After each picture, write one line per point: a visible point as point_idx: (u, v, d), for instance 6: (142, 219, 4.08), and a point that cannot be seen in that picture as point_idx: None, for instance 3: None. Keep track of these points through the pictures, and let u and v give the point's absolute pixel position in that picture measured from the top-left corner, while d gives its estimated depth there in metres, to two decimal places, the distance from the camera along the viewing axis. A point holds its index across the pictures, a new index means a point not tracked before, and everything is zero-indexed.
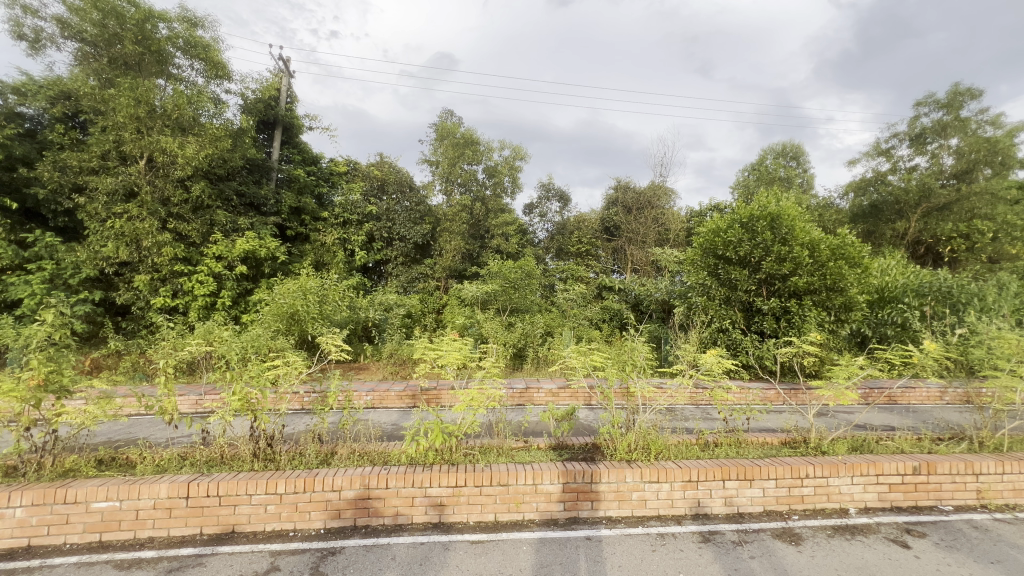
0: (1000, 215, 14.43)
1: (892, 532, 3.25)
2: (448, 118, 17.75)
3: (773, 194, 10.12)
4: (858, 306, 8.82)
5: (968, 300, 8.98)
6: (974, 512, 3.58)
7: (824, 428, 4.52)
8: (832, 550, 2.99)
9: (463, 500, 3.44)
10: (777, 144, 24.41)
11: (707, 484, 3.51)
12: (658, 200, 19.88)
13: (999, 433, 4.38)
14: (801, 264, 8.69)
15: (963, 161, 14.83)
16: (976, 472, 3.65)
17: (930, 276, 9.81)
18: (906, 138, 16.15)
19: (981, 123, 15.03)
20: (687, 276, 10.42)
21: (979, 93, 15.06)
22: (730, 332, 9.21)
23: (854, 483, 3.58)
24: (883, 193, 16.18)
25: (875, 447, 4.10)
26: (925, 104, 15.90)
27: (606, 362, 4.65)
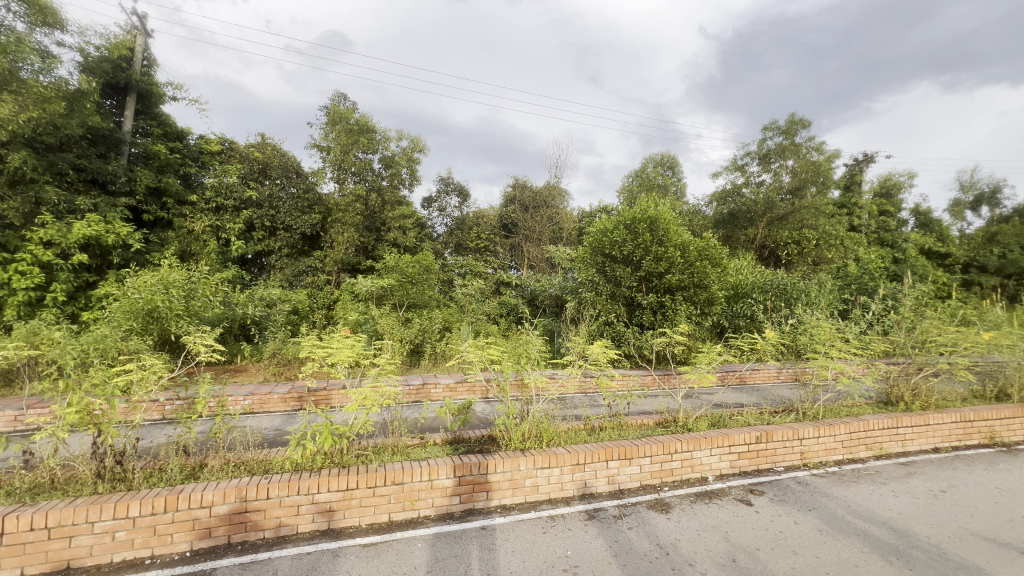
0: (822, 225, 17.51)
1: (740, 493, 3.81)
2: (341, 101, 16.71)
3: (653, 199, 11.14)
4: (718, 301, 10.10)
5: (797, 296, 10.81)
6: (798, 470, 4.34)
7: (690, 408, 5.13)
8: (694, 514, 3.41)
9: (354, 503, 3.30)
10: (657, 154, 26.97)
11: (592, 465, 3.79)
12: (553, 200, 20.76)
13: (817, 404, 5.35)
14: (674, 263, 9.73)
15: (797, 179, 17.69)
16: (801, 438, 4.43)
17: (771, 275, 11.60)
18: (756, 157, 18.83)
19: (810, 149, 18.05)
20: (578, 273, 11.08)
21: (809, 124, 18.04)
22: (615, 324, 9.99)
23: (712, 455, 4.12)
24: (738, 202, 18.72)
25: (730, 422, 4.75)
26: (770, 129, 18.67)
27: (502, 355, 4.77)
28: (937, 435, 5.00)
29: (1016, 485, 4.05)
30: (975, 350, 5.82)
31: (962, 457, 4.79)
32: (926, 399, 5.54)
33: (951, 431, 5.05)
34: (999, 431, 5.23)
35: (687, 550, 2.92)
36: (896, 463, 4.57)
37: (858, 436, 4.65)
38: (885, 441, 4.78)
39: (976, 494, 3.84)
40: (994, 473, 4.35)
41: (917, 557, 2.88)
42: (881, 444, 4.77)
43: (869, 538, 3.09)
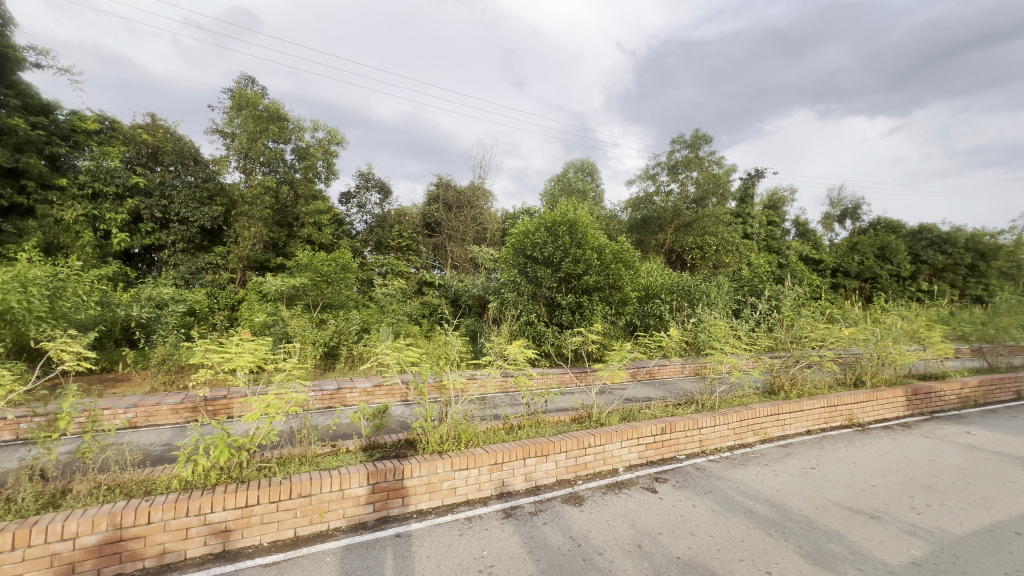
0: (720, 233, 19.28)
1: (646, 482, 4.06)
2: (248, 85, 15.41)
3: (572, 203, 11.55)
4: (631, 301, 10.73)
5: (699, 296, 11.79)
6: (697, 457, 4.72)
7: (603, 403, 5.38)
8: (604, 505, 3.58)
9: (254, 521, 3.05)
10: (577, 159, 28.08)
11: (510, 464, 3.83)
12: (477, 201, 20.76)
13: (714, 395, 5.87)
14: (592, 265, 10.17)
15: (700, 189, 19.30)
16: (700, 427, 4.83)
17: (677, 278, 12.54)
18: (666, 167, 20.26)
19: (711, 162, 19.77)
20: (501, 273, 11.16)
21: (711, 139, 19.76)
22: (535, 324, 10.21)
23: (622, 447, 4.35)
24: (650, 209, 20.03)
25: (639, 415, 5.06)
26: (678, 143, 20.19)
27: (420, 357, 4.67)
28: (810, 419, 5.71)
29: (868, 459, 4.73)
30: (839, 344, 6.72)
31: (829, 437, 5.51)
32: (801, 387, 6.31)
33: (821, 415, 5.79)
34: (856, 413, 6.09)
35: (597, 540, 3.05)
36: (777, 446, 5.14)
37: (747, 423, 5.17)
38: (769, 426, 5.36)
39: (837, 469, 4.44)
40: (852, 449, 5.05)
41: (791, 528, 3.25)
42: (766, 429, 5.34)
43: (754, 515, 3.44)
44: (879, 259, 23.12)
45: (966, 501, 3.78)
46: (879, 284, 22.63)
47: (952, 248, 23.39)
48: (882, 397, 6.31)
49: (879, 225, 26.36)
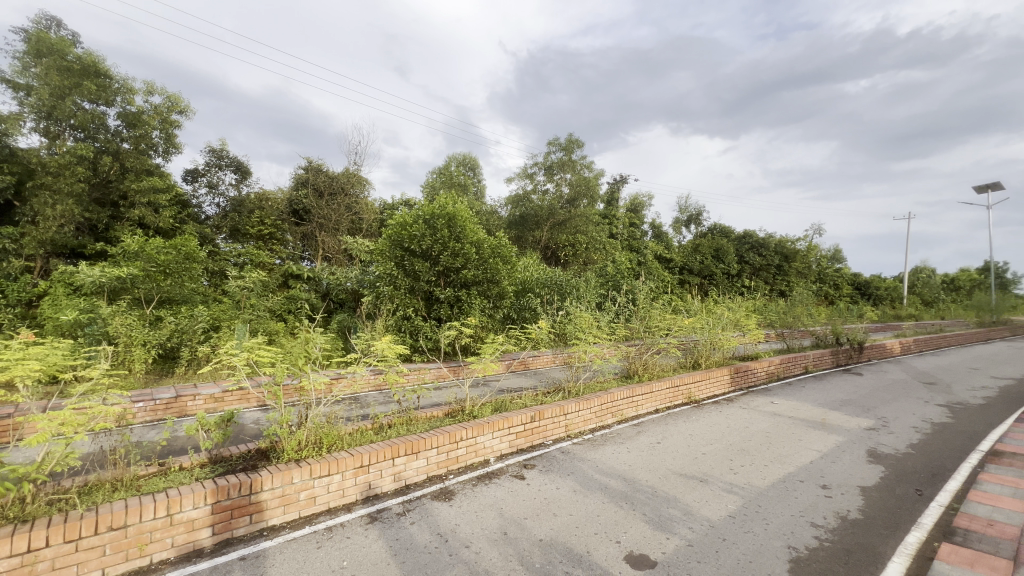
0: (590, 232, 20.84)
1: (516, 470, 4.20)
2: (51, 27, 12.42)
3: (452, 195, 11.49)
4: (508, 295, 11.05)
5: (570, 290, 12.63)
6: (563, 441, 5.02)
7: (476, 396, 5.42)
8: (473, 497, 3.61)
9: (41, 568, 2.43)
10: (459, 153, 28.14)
11: (378, 465, 3.65)
12: (352, 188, 19.49)
13: (579, 382, 6.32)
14: (470, 259, 10.25)
15: (573, 191, 20.63)
16: (566, 413, 5.15)
17: (551, 273, 13.27)
18: (542, 167, 21.22)
19: (583, 166, 21.20)
20: (376, 266, 10.64)
21: (582, 145, 21.21)
22: (413, 319, 9.95)
23: (493, 438, 4.44)
24: (528, 206, 20.81)
25: (510, 405, 5.21)
26: (553, 145, 21.31)
27: (276, 357, 4.20)
28: (658, 399, 6.45)
29: (700, 431, 5.50)
30: (681, 332, 7.72)
31: (672, 414, 6.29)
32: (652, 371, 7.11)
33: (666, 395, 6.58)
34: (694, 391, 7.05)
35: (465, 533, 3.05)
36: (631, 425, 5.71)
37: (607, 406, 5.66)
38: (625, 407, 5.93)
39: (677, 442, 5.08)
40: (689, 423, 5.84)
41: (638, 498, 3.62)
42: (622, 411, 5.90)
43: (608, 490, 3.76)
44: (714, 259, 27.12)
45: (769, 459, 4.60)
46: (714, 280, 26.56)
47: (766, 251, 28.43)
48: (712, 376, 7.40)
49: (715, 230, 30.90)
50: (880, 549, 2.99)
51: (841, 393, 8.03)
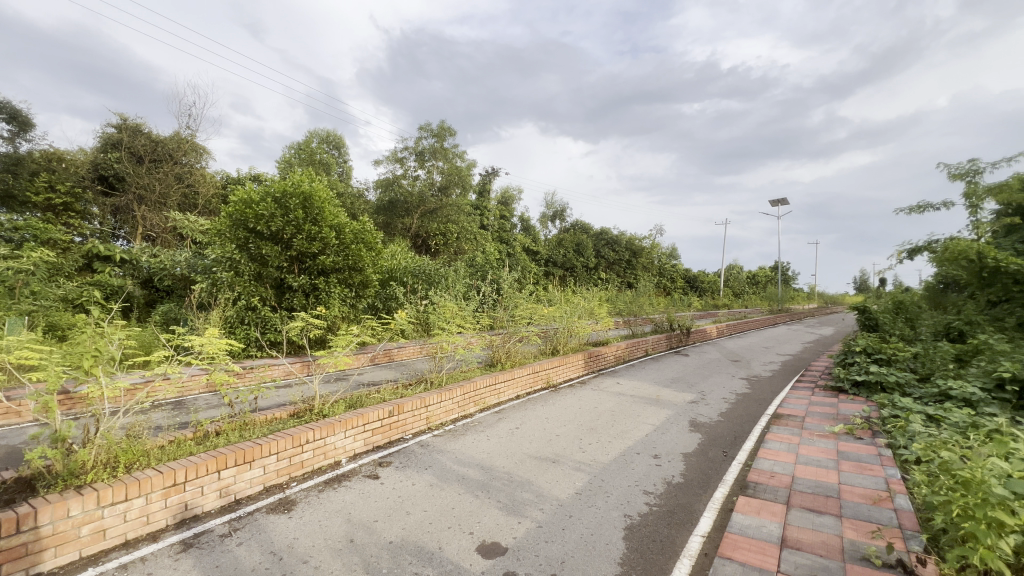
0: (461, 222, 20.86)
1: (369, 469, 3.95)
2: None
3: (309, 173, 10.40)
4: (372, 284, 10.44)
5: (438, 280, 12.50)
6: (423, 434, 4.89)
7: (327, 393, 4.98)
8: (318, 505, 3.28)
9: None
10: (322, 129, 25.80)
11: (197, 482, 3.10)
12: (184, 156, 16.52)
13: (442, 372, 6.23)
14: (329, 244, 9.42)
15: (445, 179, 20.33)
16: (426, 405, 5.03)
17: (419, 262, 12.94)
18: (413, 153, 20.51)
19: (455, 155, 21.02)
20: (212, 248, 9.18)
21: (455, 133, 20.98)
22: (260, 309, 8.81)
23: (346, 437, 4.12)
24: (397, 192, 19.86)
25: (367, 400, 4.90)
26: (425, 130, 20.72)
27: (50, 360, 3.29)
28: (519, 385, 6.68)
29: (556, 414, 5.84)
30: (541, 320, 8.11)
31: (531, 399, 6.57)
32: (514, 358, 7.34)
33: (527, 380, 6.85)
34: (552, 376, 7.47)
35: (303, 548, 2.73)
36: (492, 412, 5.82)
37: (469, 395, 5.68)
38: (487, 395, 6.02)
39: (534, 426, 5.30)
40: (547, 407, 6.16)
41: (494, 486, 3.66)
42: (484, 399, 5.97)
43: (465, 481, 3.74)
44: (575, 253, 29.32)
45: (612, 435, 5.05)
46: (575, 273, 28.72)
47: (618, 247, 31.65)
48: (569, 361, 7.94)
49: (576, 226, 33.38)
50: (696, 507, 3.45)
51: (672, 371, 9.27)
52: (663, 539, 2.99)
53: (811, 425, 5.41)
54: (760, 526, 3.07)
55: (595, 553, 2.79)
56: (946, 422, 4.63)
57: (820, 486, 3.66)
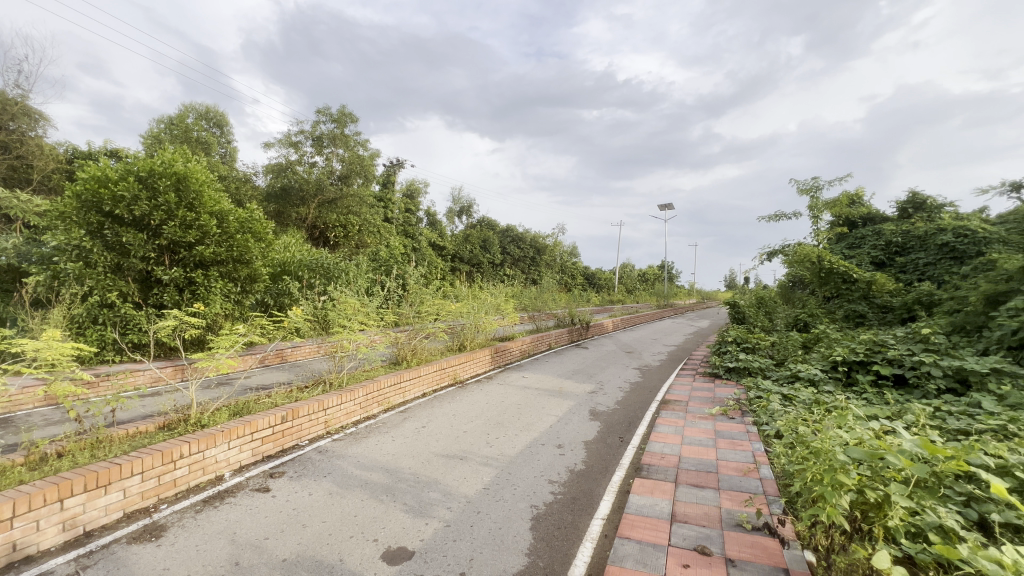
0: (363, 213, 19.92)
1: (258, 482, 3.59)
2: None
3: (183, 151, 9.15)
4: (261, 278, 9.54)
5: (338, 274, 11.80)
6: (322, 439, 4.57)
7: (206, 400, 4.42)
8: (195, 528, 2.90)
9: None
10: (200, 103, 22.95)
11: (31, 516, 2.55)
12: (11, 121, 13.73)
13: (343, 372, 5.88)
14: (209, 233, 8.40)
15: (346, 167, 19.20)
16: (325, 408, 4.71)
17: (316, 254, 12.11)
18: (310, 137, 19.04)
19: (357, 143, 19.95)
20: (53, 233, 7.67)
21: (356, 119, 19.89)
22: (119, 307, 7.56)
23: (230, 448, 3.71)
24: (291, 178, 18.10)
25: (255, 406, 4.45)
26: (323, 114, 19.35)
27: None
28: (425, 382, 6.55)
29: (463, 410, 5.82)
30: (448, 316, 8.03)
31: (437, 396, 6.48)
32: (420, 355, 7.19)
33: (433, 377, 6.74)
34: (459, 371, 7.44)
35: None
36: (397, 412, 5.63)
37: (371, 395, 5.44)
38: (391, 395, 5.81)
39: (441, 424, 5.23)
40: (454, 404, 6.11)
41: (399, 489, 3.54)
42: (388, 399, 5.76)
43: (367, 486, 3.56)
44: (482, 249, 29.51)
45: (518, 428, 5.17)
46: (481, 268, 28.94)
47: (523, 244, 32.51)
48: (475, 357, 7.97)
49: (483, 223, 33.61)
50: (596, 492, 3.65)
51: (572, 364, 9.74)
52: (567, 526, 3.12)
53: (693, 408, 6.03)
54: (652, 504, 3.34)
55: (503, 546, 2.83)
56: (796, 401, 5.46)
57: (701, 463, 4.10)
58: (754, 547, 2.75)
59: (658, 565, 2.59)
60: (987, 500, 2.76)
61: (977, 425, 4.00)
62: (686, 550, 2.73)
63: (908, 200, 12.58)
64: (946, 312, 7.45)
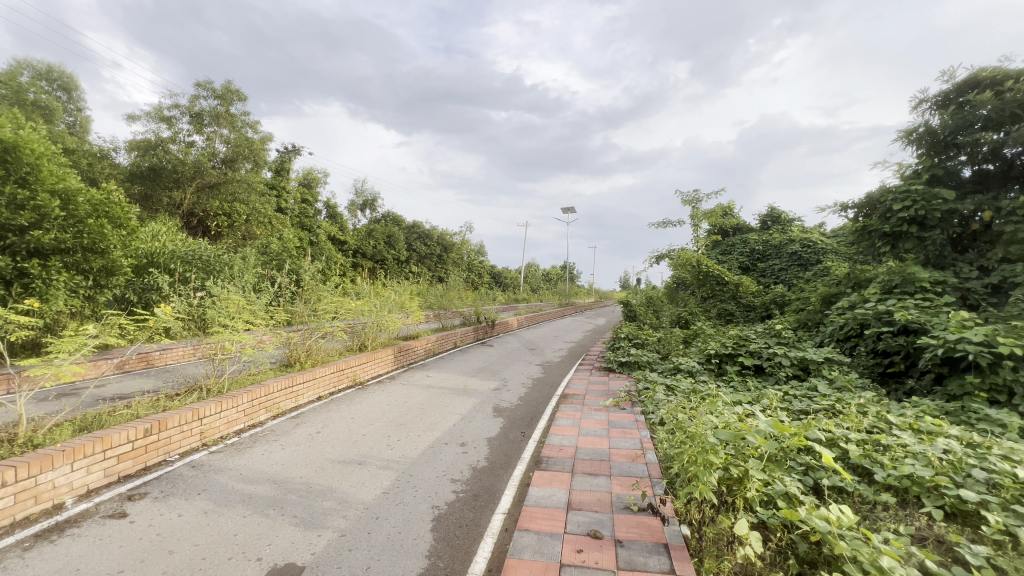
0: (252, 202, 18.16)
1: (111, 507, 3.09)
2: None
3: (13, 115, 7.58)
4: (120, 271, 8.26)
5: (221, 268, 10.66)
6: (196, 452, 4.08)
7: (41, 415, 3.69)
8: (23, 569, 2.41)
9: None
10: (41, 61, 19.32)
11: None
12: None
13: (223, 377, 5.29)
14: (50, 216, 7.04)
15: (231, 150, 17.38)
16: (200, 417, 4.21)
17: (193, 245, 10.81)
18: (186, 113, 16.83)
19: (245, 124, 18.11)
20: None
21: (244, 98, 18.03)
22: None
23: (74, 470, 3.14)
24: (162, 158, 15.73)
25: (109, 418, 3.83)
26: (203, 88, 17.21)
27: None
28: (321, 385, 6.15)
29: (362, 412, 5.56)
30: (348, 315, 7.61)
31: (335, 399, 6.12)
32: (315, 357, 6.76)
33: (330, 379, 6.36)
34: (358, 372, 7.09)
35: None
36: (287, 418, 5.21)
37: (257, 401, 4.97)
38: (281, 400, 5.37)
39: (337, 428, 4.95)
40: (352, 406, 5.82)
41: (288, 500, 3.27)
42: (278, 404, 5.31)
43: (251, 500, 3.24)
44: (386, 245, 28.47)
45: (421, 429, 5.06)
46: (385, 265, 27.93)
47: (430, 242, 31.99)
48: (377, 357, 7.65)
49: (388, 218, 32.43)
50: (498, 487, 3.71)
51: (477, 361, 9.82)
52: (469, 523, 3.12)
53: (590, 401, 6.40)
54: (550, 495, 3.48)
55: (402, 551, 2.75)
56: (677, 391, 6.05)
57: (596, 452, 4.36)
58: (640, 526, 2.99)
59: (554, 553, 2.70)
60: (820, 468, 3.29)
61: (814, 405, 4.76)
62: (580, 536, 2.88)
63: (767, 214, 14.57)
64: (794, 311, 8.76)
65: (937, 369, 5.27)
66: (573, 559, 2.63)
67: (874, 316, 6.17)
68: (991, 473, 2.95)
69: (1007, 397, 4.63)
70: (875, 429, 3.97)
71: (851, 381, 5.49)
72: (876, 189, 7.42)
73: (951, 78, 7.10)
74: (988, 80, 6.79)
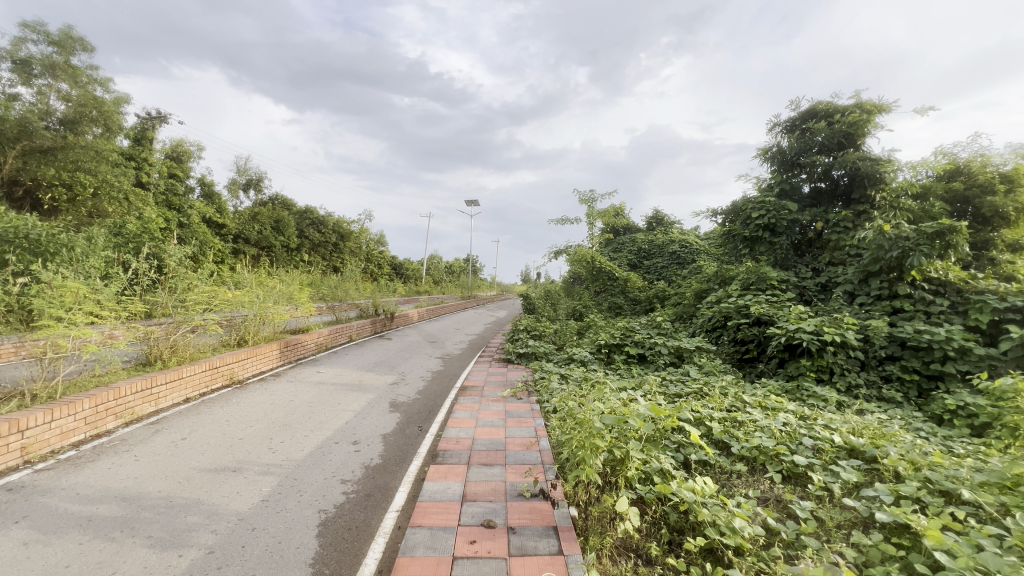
0: (101, 172, 15.23)
1: None
2: None
3: None
4: None
5: (56, 250, 8.91)
6: (14, 473, 3.36)
7: None
8: None
9: None
10: None
11: None
12: None
13: (55, 381, 4.41)
14: None
15: (73, 110, 14.61)
16: (22, 429, 3.48)
17: (16, 219, 8.88)
18: (8, 59, 13.71)
19: (92, 80, 15.32)
20: None
21: (90, 49, 15.19)
22: None
23: None
24: None
25: None
26: (32, 30, 14.12)
27: None
28: (188, 385, 5.43)
29: (240, 414, 5.03)
30: (223, 307, 6.83)
31: (206, 401, 5.45)
32: (182, 354, 5.91)
33: (200, 379, 5.64)
34: (236, 370, 6.39)
35: None
36: (144, 425, 4.51)
37: (102, 407, 4.23)
38: (135, 404, 4.63)
39: (208, 433, 4.41)
40: (227, 408, 5.23)
41: (142, 519, 2.84)
42: (131, 409, 4.59)
43: (91, 524, 2.75)
44: (273, 231, 26.05)
45: (308, 429, 4.71)
46: (272, 253, 25.52)
47: (324, 229, 29.91)
48: (258, 353, 6.96)
49: (276, 201, 29.66)
50: (392, 485, 3.59)
51: (374, 355, 9.43)
52: (358, 525, 2.98)
53: (489, 392, 6.49)
54: (445, 489, 3.45)
55: (282, 562, 2.54)
56: (570, 379, 6.39)
57: (492, 442, 4.42)
58: (532, 512, 3.10)
59: (447, 547, 2.69)
60: (688, 445, 3.69)
61: (686, 389, 5.33)
62: (473, 527, 2.91)
63: (652, 216, 15.95)
64: (673, 304, 9.72)
65: (780, 354, 6.19)
66: (465, 551, 2.64)
67: (735, 309, 7.07)
68: (816, 440, 3.55)
69: (828, 375, 5.63)
70: (733, 407, 4.56)
71: (716, 366, 6.25)
72: (739, 198, 8.51)
73: (796, 107, 8.41)
74: (823, 112, 8.12)
